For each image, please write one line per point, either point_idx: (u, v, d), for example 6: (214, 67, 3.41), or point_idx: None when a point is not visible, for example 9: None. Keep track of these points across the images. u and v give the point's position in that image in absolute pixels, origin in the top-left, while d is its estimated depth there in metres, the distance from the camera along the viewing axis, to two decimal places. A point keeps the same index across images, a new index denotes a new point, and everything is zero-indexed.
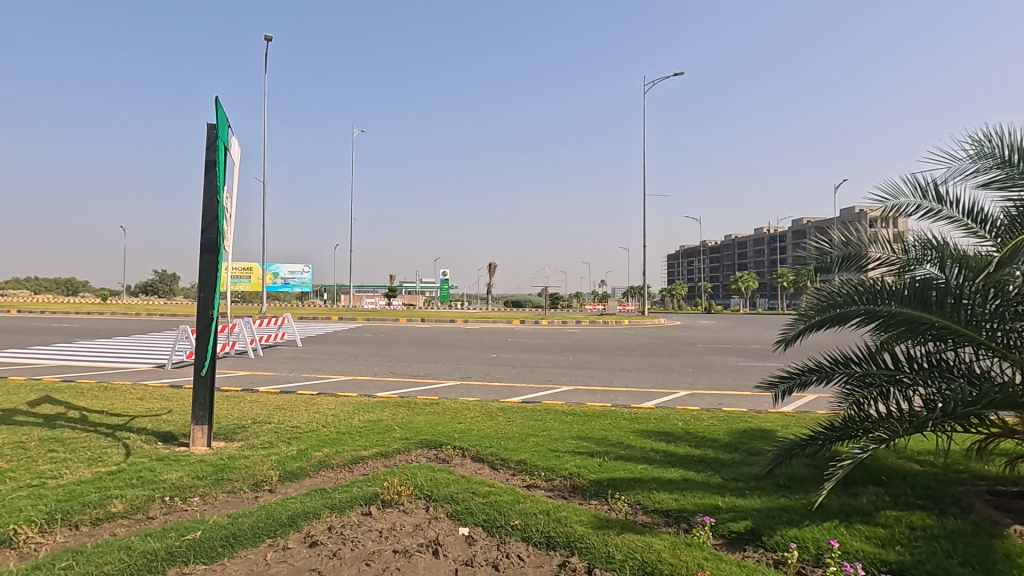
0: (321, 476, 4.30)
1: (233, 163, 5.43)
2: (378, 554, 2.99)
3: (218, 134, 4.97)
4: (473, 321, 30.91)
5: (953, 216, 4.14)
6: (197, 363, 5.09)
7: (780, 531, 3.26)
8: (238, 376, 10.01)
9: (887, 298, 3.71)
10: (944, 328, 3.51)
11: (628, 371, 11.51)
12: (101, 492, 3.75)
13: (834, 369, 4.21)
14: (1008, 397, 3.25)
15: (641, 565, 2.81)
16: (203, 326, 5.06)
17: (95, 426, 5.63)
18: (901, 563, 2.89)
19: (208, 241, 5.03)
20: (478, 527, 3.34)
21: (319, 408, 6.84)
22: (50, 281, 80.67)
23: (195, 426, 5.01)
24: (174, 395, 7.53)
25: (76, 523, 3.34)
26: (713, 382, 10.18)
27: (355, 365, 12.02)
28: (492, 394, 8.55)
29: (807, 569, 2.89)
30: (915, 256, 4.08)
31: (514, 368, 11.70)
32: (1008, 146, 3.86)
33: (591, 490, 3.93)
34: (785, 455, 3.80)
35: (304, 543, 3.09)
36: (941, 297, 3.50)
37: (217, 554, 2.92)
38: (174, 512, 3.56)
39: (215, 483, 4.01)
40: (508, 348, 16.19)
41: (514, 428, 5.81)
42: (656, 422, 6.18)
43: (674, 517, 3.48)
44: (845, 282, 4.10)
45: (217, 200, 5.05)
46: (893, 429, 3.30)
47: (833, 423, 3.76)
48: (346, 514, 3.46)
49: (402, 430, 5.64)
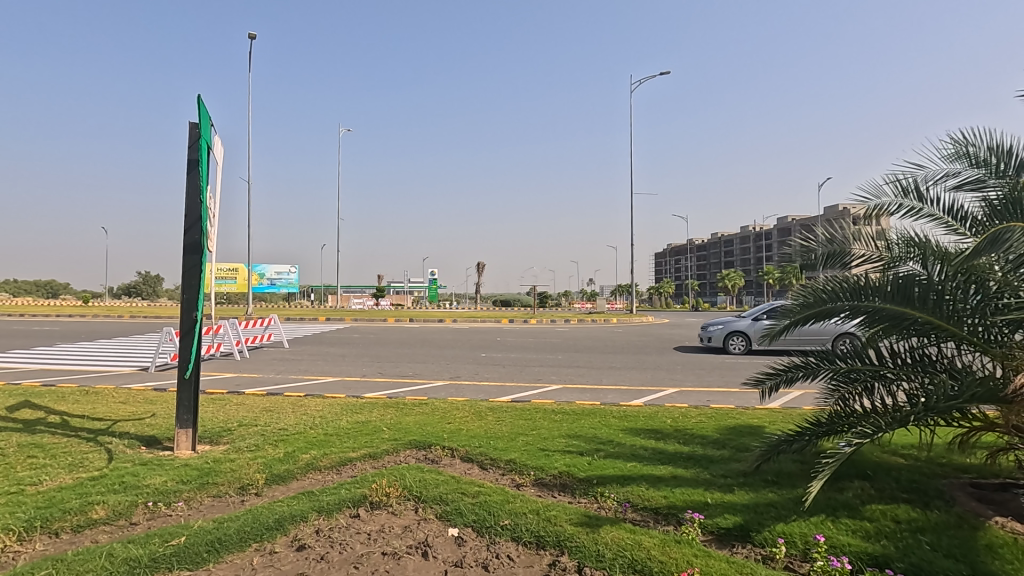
0: (309, 479, 4.26)
1: (216, 163, 5.34)
2: (367, 556, 2.96)
3: (200, 133, 4.87)
4: (462, 321, 30.39)
5: (934, 213, 4.20)
6: (181, 366, 4.98)
7: (769, 526, 3.28)
8: (223, 379, 9.90)
9: (871, 294, 3.74)
10: (927, 324, 3.57)
11: (618, 370, 11.45)
12: (82, 498, 3.68)
13: (820, 365, 4.24)
14: (990, 390, 3.31)
15: (631, 564, 2.81)
16: (187, 329, 4.97)
17: (76, 431, 5.52)
18: (886, 556, 2.93)
19: (191, 241, 4.95)
20: (468, 527, 3.32)
21: (307, 410, 6.77)
22: (30, 284, 79.46)
23: (180, 429, 4.94)
24: (158, 399, 7.42)
25: (56, 530, 3.27)
26: (701, 380, 10.22)
27: (342, 366, 11.93)
28: (482, 394, 8.50)
29: (795, 564, 2.92)
30: (899, 253, 4.13)
31: (504, 369, 11.60)
32: (982, 148, 4.01)
33: (581, 488, 3.93)
34: (772, 451, 3.82)
35: (291, 547, 3.06)
36: (923, 293, 3.54)
37: (203, 560, 2.88)
38: (158, 518, 3.51)
39: (201, 487, 3.96)
40: (499, 347, 16.01)
41: (505, 428, 5.78)
42: (646, 419, 6.21)
43: (663, 514, 3.50)
44: (828, 279, 4.11)
45: (200, 200, 4.97)
46: (877, 423, 3.36)
47: (818, 418, 3.79)
48: (335, 517, 3.43)
49: (390, 431, 5.60)
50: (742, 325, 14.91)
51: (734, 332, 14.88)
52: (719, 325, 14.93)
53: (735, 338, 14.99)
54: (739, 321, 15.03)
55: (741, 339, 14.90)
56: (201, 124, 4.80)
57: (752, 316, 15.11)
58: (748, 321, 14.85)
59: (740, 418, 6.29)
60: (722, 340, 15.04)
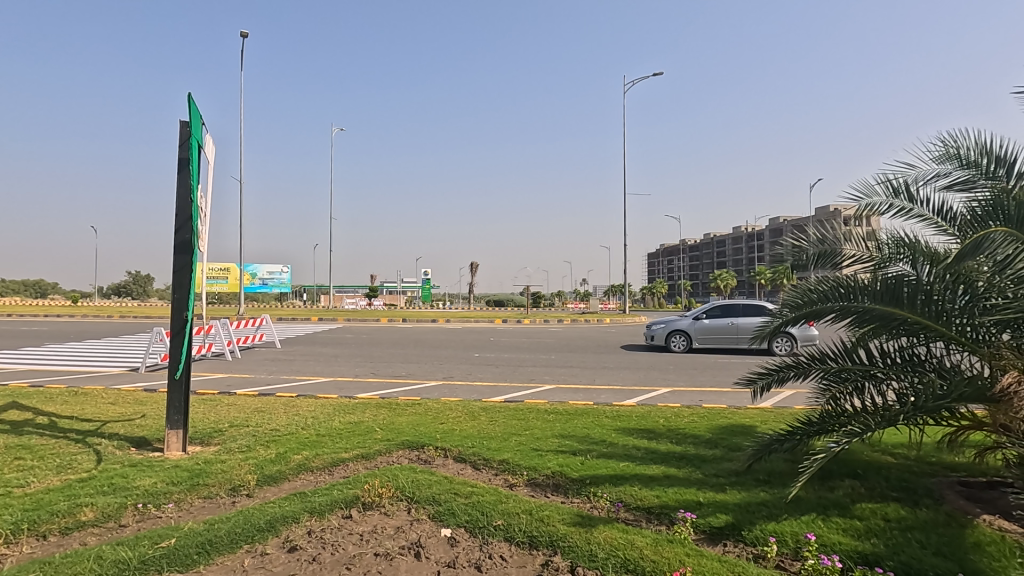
0: (301, 479, 4.23)
1: (207, 161, 5.30)
2: (359, 557, 2.95)
3: (191, 132, 4.83)
4: (455, 321, 30.41)
5: (924, 214, 4.24)
6: (171, 366, 4.94)
7: (760, 525, 3.29)
8: (215, 379, 9.84)
9: (861, 294, 3.77)
10: (916, 324, 3.60)
11: (611, 370, 11.47)
12: (71, 500, 3.64)
13: (812, 365, 4.27)
14: (978, 390, 3.34)
15: (623, 563, 2.82)
16: (177, 329, 4.93)
17: (64, 433, 5.46)
18: (876, 554, 2.95)
19: (182, 240, 4.92)
20: (461, 528, 3.32)
21: (299, 410, 6.74)
22: (18, 283, 78.67)
23: (170, 430, 4.90)
24: (148, 400, 7.36)
25: (44, 533, 3.24)
26: (694, 380, 10.25)
27: (335, 366, 11.89)
28: (475, 394, 8.50)
29: (786, 563, 2.93)
30: (889, 253, 4.16)
31: (498, 369, 11.60)
32: (971, 149, 4.04)
33: (574, 488, 3.94)
34: (764, 450, 3.84)
35: (283, 548, 3.04)
36: (912, 293, 3.57)
37: (193, 561, 2.86)
38: (147, 519, 3.48)
39: (191, 489, 3.93)
40: (492, 347, 16.02)
41: (498, 428, 5.77)
42: (639, 419, 6.22)
43: (655, 513, 3.50)
44: (820, 279, 4.14)
45: (190, 199, 4.93)
46: (866, 422, 3.39)
47: (810, 418, 3.81)
48: (327, 518, 3.41)
49: (383, 432, 5.57)
50: (684, 325, 15.09)
51: (676, 331, 15.05)
52: (661, 325, 15.22)
53: (674, 337, 15.18)
54: (680, 320, 15.17)
55: (682, 338, 15.07)
56: (192, 123, 4.76)
57: (694, 315, 15.32)
58: (689, 321, 15.02)
59: (732, 418, 6.31)
60: (664, 339, 15.17)
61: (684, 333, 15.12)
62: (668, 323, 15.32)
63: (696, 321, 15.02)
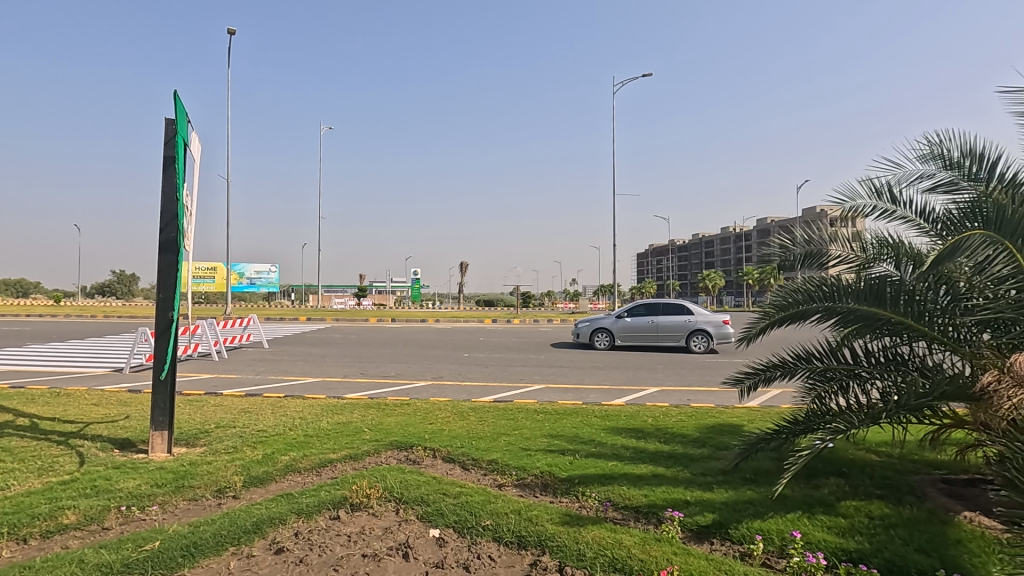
0: (288, 481, 4.20)
1: (193, 159, 5.24)
2: (347, 559, 2.93)
3: (177, 130, 4.78)
4: (445, 321, 30.32)
5: (907, 216, 4.31)
6: (156, 367, 4.88)
7: (746, 523, 3.32)
8: (201, 380, 9.75)
9: (845, 295, 3.82)
10: (899, 323, 3.66)
11: (599, 369, 11.50)
12: (52, 503, 3.58)
13: (797, 364, 4.32)
14: (959, 388, 3.40)
15: (612, 562, 2.83)
16: (162, 329, 4.87)
17: (45, 435, 5.37)
18: (860, 551, 2.99)
19: (167, 239, 4.86)
20: (450, 528, 3.31)
21: (286, 411, 6.68)
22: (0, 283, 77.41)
23: (155, 432, 4.84)
24: (132, 400, 7.26)
25: (24, 537, 3.19)
26: (682, 379, 10.29)
27: (323, 366, 11.81)
28: (463, 394, 8.48)
29: (771, 560, 2.96)
30: (873, 254, 4.20)
31: (486, 369, 11.59)
32: (954, 151, 4.11)
33: (562, 488, 3.94)
34: (751, 449, 3.87)
35: (269, 550, 3.02)
36: (895, 293, 3.63)
37: (178, 564, 2.83)
38: (131, 522, 3.44)
39: (176, 491, 3.88)
40: (480, 347, 15.99)
41: (486, 428, 5.76)
42: (627, 419, 6.24)
43: (643, 512, 3.52)
44: (805, 279, 4.19)
45: (176, 197, 4.88)
46: (850, 420, 3.43)
47: (796, 417, 3.86)
48: (314, 519, 3.39)
49: (371, 432, 5.54)
50: (608, 323, 15.26)
51: (600, 330, 15.24)
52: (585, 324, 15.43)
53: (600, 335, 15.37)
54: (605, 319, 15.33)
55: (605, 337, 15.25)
56: (177, 121, 4.71)
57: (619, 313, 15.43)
58: (612, 320, 15.15)
59: (720, 417, 6.35)
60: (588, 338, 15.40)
61: (608, 331, 15.27)
62: (593, 322, 15.54)
63: (619, 321, 15.16)
